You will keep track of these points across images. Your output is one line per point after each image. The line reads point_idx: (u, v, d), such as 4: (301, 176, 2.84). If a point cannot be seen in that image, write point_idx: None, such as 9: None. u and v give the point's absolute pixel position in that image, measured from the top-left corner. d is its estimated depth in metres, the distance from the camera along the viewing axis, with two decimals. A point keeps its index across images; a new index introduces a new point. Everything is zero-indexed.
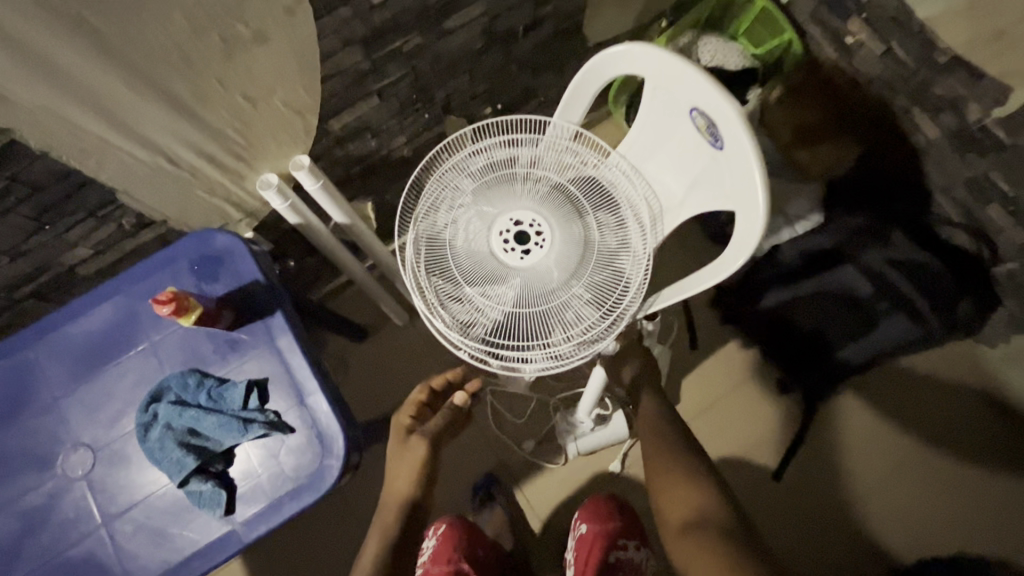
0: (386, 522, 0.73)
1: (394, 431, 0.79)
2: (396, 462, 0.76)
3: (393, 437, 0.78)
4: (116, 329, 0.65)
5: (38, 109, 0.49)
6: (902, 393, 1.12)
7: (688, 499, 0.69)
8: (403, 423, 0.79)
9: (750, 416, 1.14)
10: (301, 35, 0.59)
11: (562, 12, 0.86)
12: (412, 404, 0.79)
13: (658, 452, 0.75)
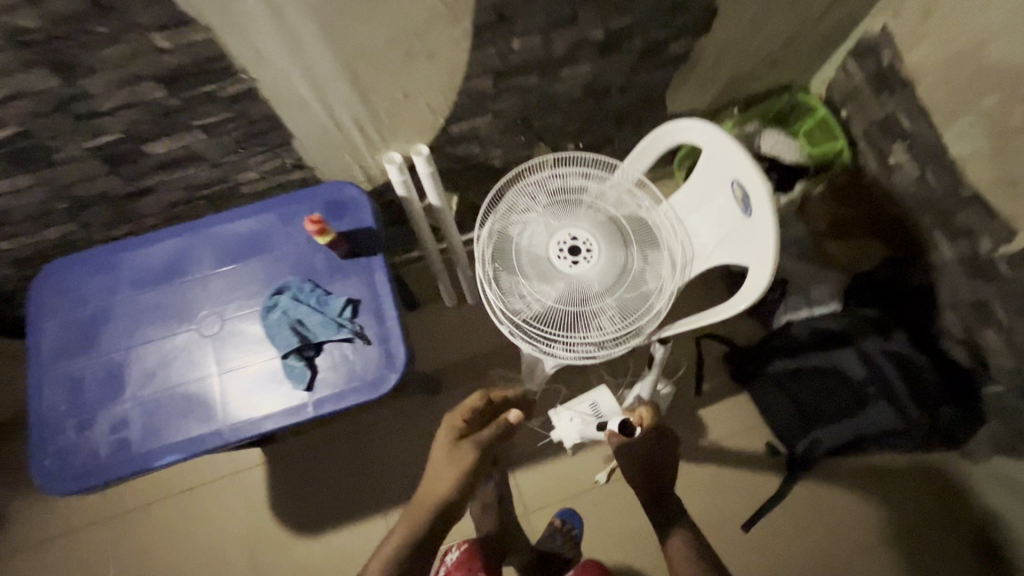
0: (404, 531, 0.78)
1: (442, 435, 0.88)
2: (435, 469, 0.83)
3: (440, 440, 0.87)
4: (261, 238, 0.85)
5: (276, 72, 0.70)
6: (871, 495, 1.24)
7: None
8: (455, 426, 0.88)
9: (725, 482, 1.26)
10: (458, 60, 0.80)
11: (651, 84, 1.05)
12: (466, 409, 0.91)
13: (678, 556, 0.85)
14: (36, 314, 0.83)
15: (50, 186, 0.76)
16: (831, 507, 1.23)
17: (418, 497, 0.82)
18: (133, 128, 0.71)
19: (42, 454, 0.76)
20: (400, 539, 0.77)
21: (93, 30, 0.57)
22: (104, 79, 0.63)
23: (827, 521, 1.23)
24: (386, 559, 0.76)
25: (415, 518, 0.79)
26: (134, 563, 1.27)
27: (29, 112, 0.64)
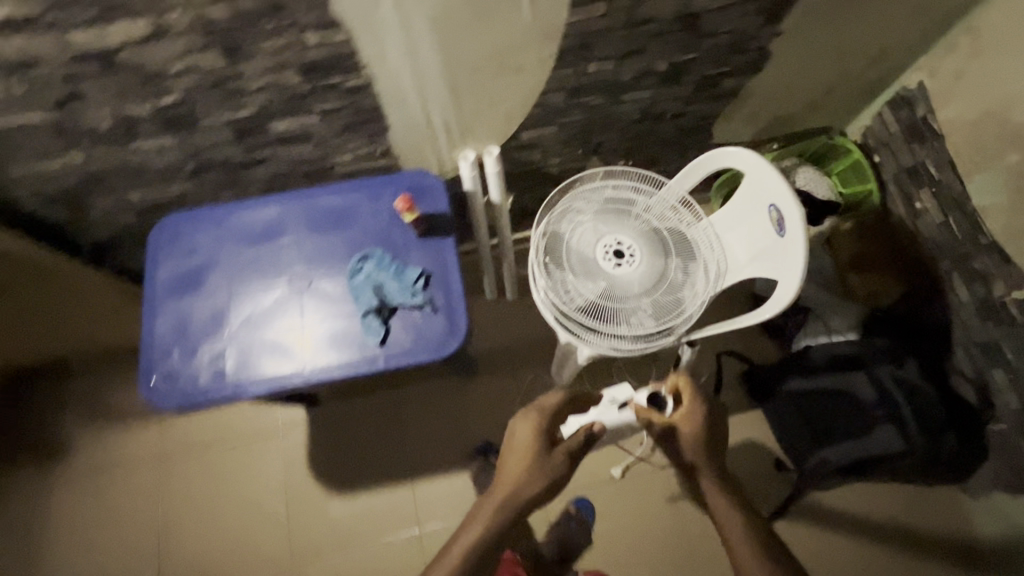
0: (489, 520, 0.85)
1: (527, 437, 0.90)
2: (522, 468, 0.87)
3: (522, 440, 0.89)
4: (349, 213, 0.98)
5: (392, 72, 0.83)
6: (873, 518, 1.31)
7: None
8: (538, 429, 0.90)
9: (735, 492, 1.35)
10: (540, 76, 0.92)
11: (701, 114, 1.16)
12: (547, 412, 0.92)
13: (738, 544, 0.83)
14: (153, 257, 0.96)
15: (185, 149, 0.89)
16: (827, 531, 1.31)
17: (500, 490, 0.87)
18: (265, 107, 0.84)
19: (150, 376, 0.88)
20: (487, 527, 0.85)
21: (263, 25, 0.70)
22: (257, 64, 0.76)
23: (824, 542, 1.30)
24: (471, 542, 0.84)
25: (503, 507, 0.86)
26: (179, 501, 1.38)
27: (192, 85, 0.77)
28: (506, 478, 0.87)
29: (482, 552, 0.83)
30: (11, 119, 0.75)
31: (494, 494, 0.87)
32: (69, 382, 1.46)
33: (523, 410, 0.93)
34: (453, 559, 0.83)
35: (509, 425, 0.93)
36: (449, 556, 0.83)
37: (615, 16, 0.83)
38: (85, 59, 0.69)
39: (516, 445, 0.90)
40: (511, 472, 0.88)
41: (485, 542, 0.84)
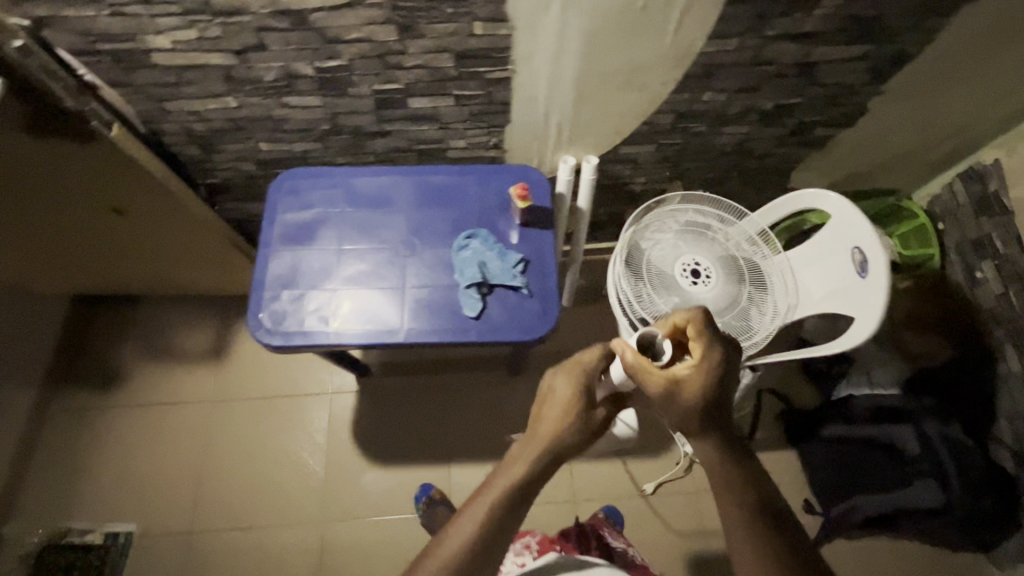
0: (522, 477, 0.67)
1: (569, 388, 0.75)
2: (562, 420, 0.72)
3: (566, 390, 0.75)
4: (457, 193, 1.05)
5: (531, 71, 0.91)
6: None
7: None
8: (583, 380, 0.76)
9: None
10: (658, 97, 1.00)
11: (785, 157, 1.23)
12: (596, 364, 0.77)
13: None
14: (270, 205, 1.02)
15: (326, 111, 0.96)
16: None
17: (535, 443, 0.71)
18: (411, 84, 0.91)
19: (256, 311, 0.94)
20: (520, 485, 0.67)
21: (443, 9, 0.77)
22: (423, 44, 0.83)
23: None
24: (499, 502, 0.65)
25: (543, 461, 0.69)
26: (222, 446, 1.41)
27: (359, 53, 0.84)
28: (543, 431, 0.72)
29: (511, 518, 0.65)
30: (194, 58, 0.83)
31: (528, 446, 0.70)
32: (135, 315, 1.52)
33: (561, 364, 0.78)
34: (475, 522, 0.63)
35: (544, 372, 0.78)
36: (473, 517, 0.64)
37: (743, 52, 0.90)
38: (282, 15, 0.76)
39: (556, 396, 0.75)
40: (549, 424, 0.72)
41: (516, 505, 0.66)
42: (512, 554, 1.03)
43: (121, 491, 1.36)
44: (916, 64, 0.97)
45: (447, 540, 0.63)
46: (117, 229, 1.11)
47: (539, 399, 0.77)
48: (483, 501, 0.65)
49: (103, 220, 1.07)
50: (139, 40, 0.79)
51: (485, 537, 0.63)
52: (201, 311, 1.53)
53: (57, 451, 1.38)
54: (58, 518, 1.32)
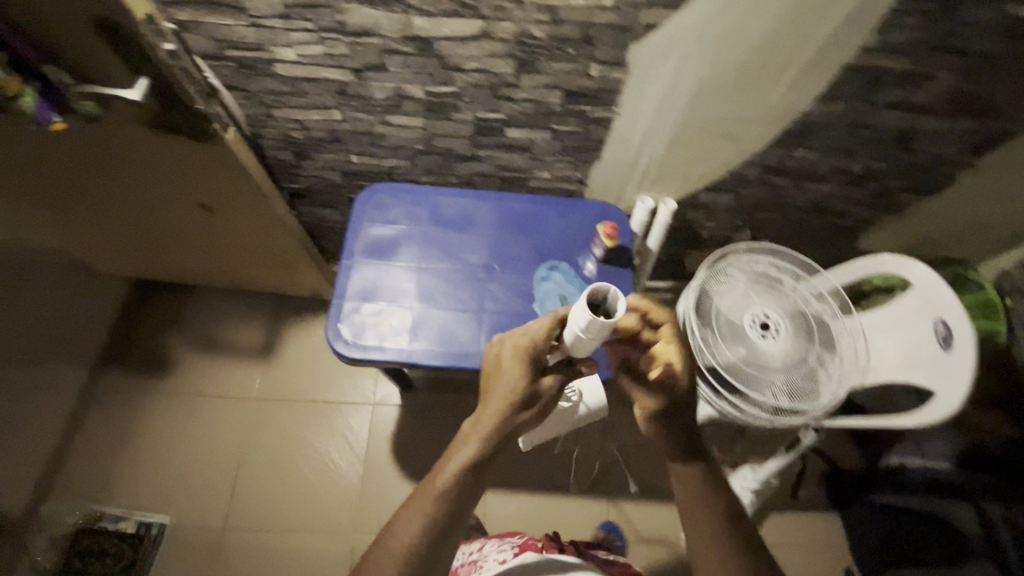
0: (467, 462, 0.68)
1: (517, 361, 0.74)
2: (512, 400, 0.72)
3: (514, 364, 0.73)
4: (539, 223, 1.05)
5: (634, 114, 0.92)
6: None
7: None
8: (529, 354, 0.74)
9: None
10: (750, 150, 1.00)
11: (859, 219, 1.23)
12: (542, 337, 0.75)
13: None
14: (356, 216, 1.03)
15: (424, 132, 0.98)
16: None
17: (483, 427, 0.70)
18: (514, 115, 0.93)
19: (336, 321, 0.94)
20: (465, 470, 0.67)
21: (566, 48, 0.79)
22: (537, 79, 0.85)
23: None
24: (445, 491, 0.65)
25: (491, 440, 0.69)
26: (260, 446, 1.41)
27: (472, 82, 0.86)
28: (489, 410, 0.71)
29: (458, 507, 0.65)
30: (314, 71, 0.85)
31: (475, 428, 0.70)
32: (188, 304, 1.53)
33: (509, 332, 0.77)
34: (422, 516, 0.64)
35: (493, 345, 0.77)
36: (420, 511, 0.64)
37: (846, 116, 0.91)
38: (410, 40, 0.78)
39: (502, 372, 0.74)
40: (495, 405, 0.71)
41: (464, 491, 0.66)
42: (494, 547, 0.97)
43: (158, 481, 1.36)
44: (1015, 145, 0.97)
45: (393, 536, 0.63)
46: (199, 223, 1.12)
47: (487, 371, 0.76)
48: (431, 492, 0.65)
49: (189, 215, 1.08)
50: (268, 50, 0.81)
51: (433, 532, 0.63)
52: (253, 307, 1.54)
53: (99, 432, 1.38)
54: (95, 501, 1.32)
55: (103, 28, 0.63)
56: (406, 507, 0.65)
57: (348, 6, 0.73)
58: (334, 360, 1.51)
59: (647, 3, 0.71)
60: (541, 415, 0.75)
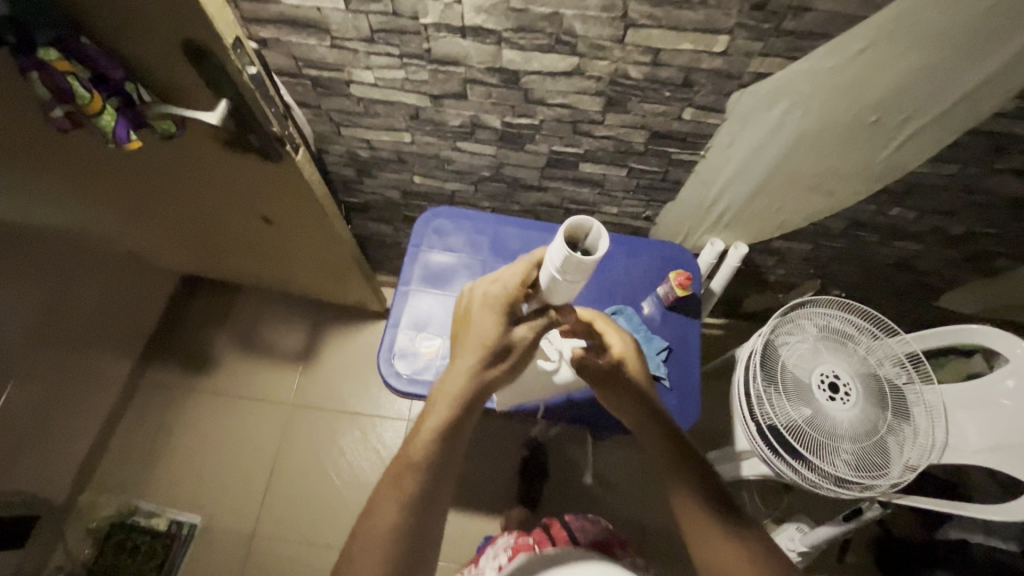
0: (442, 429, 0.64)
1: (485, 312, 0.67)
2: (486, 355, 0.66)
3: (486, 315, 0.67)
4: (604, 260, 1.00)
5: (720, 159, 0.86)
6: None
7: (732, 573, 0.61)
8: (501, 304, 0.67)
9: None
10: (841, 203, 0.93)
11: (944, 277, 1.14)
12: (518, 285, 0.66)
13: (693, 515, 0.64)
14: (414, 242, 1.00)
15: (494, 160, 0.94)
16: None
17: (455, 389, 0.65)
18: (593, 151, 0.88)
19: (389, 354, 0.92)
20: (442, 437, 0.63)
21: (662, 91, 0.73)
22: (623, 118, 0.80)
23: None
24: (423, 465, 0.62)
25: (460, 402, 0.65)
26: (294, 453, 1.40)
27: (555, 117, 0.81)
28: (458, 370, 0.66)
29: (437, 477, 0.62)
30: (390, 95, 0.81)
31: (448, 390, 0.65)
32: (233, 301, 1.52)
33: (482, 279, 0.70)
34: (401, 496, 0.60)
35: (465, 296, 0.71)
36: (399, 489, 0.60)
37: (957, 179, 0.83)
38: (497, 72, 0.74)
39: (472, 324, 0.68)
40: (467, 362, 0.66)
41: (442, 458, 0.63)
42: (489, 556, 0.84)
43: (193, 479, 1.36)
44: None
45: (374, 524, 0.59)
46: (257, 233, 1.10)
47: (458, 324, 0.70)
48: (412, 468, 0.62)
49: (249, 224, 1.06)
50: (346, 72, 0.78)
51: (415, 509, 0.60)
52: (296, 310, 1.52)
53: (141, 425, 1.40)
54: (132, 495, 1.33)
55: (189, 51, 0.60)
56: (385, 484, 0.61)
57: (437, 35, 0.69)
58: (371, 372, 1.49)
59: (761, 52, 0.65)
60: (518, 368, 0.69)
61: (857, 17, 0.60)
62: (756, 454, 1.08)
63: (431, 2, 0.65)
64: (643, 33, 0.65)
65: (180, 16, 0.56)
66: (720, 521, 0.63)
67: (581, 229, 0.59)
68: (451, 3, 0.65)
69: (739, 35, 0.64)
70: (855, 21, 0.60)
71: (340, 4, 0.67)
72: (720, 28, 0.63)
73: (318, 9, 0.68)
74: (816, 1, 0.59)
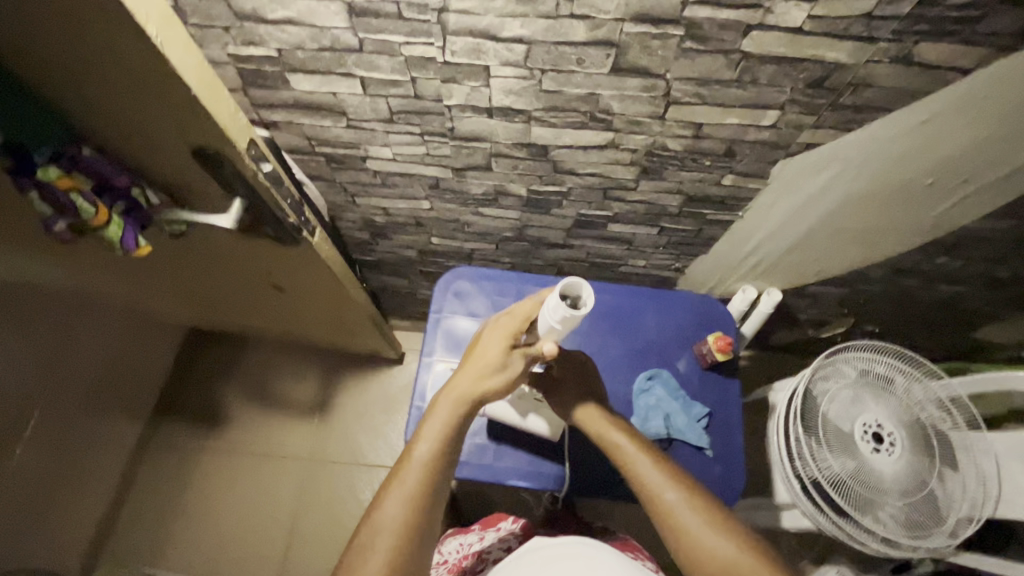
0: (445, 432, 0.61)
1: (491, 333, 0.67)
2: (489, 367, 0.65)
3: (492, 334, 0.67)
4: (635, 317, 0.94)
5: (759, 216, 0.81)
6: None
7: (715, 555, 0.58)
8: (507, 330, 0.67)
9: None
10: (884, 253, 0.88)
11: (985, 314, 1.09)
12: (525, 318, 0.67)
13: (662, 497, 0.63)
14: (435, 308, 0.95)
15: (518, 223, 0.89)
16: None
17: (456, 393, 0.63)
18: (623, 214, 0.84)
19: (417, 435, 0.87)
20: (445, 439, 0.61)
21: (702, 160, 0.69)
22: (658, 184, 0.75)
23: None
24: (427, 464, 0.59)
25: (462, 411, 0.63)
26: (313, 511, 1.35)
27: (585, 184, 0.76)
28: (463, 379, 0.64)
29: (439, 478, 0.59)
30: (409, 168, 0.77)
31: (450, 393, 0.64)
32: (242, 353, 1.46)
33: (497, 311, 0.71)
34: (404, 495, 0.57)
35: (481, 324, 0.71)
36: (402, 487, 0.58)
37: (1013, 231, 0.79)
38: (525, 146, 0.69)
39: (479, 344, 0.67)
40: (470, 375, 0.64)
41: (445, 461, 0.61)
42: (497, 537, 0.81)
43: (212, 543, 1.32)
44: None
45: (376, 524, 0.56)
46: (269, 298, 1.05)
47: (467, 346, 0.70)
48: (415, 467, 0.59)
49: (261, 291, 1.01)
50: (362, 149, 0.73)
51: (418, 509, 0.57)
52: (309, 359, 1.46)
53: (156, 488, 1.35)
54: (146, 563, 1.29)
55: (201, 155, 0.55)
56: (387, 484, 0.59)
57: (462, 114, 0.65)
58: (388, 421, 1.43)
59: (813, 124, 0.61)
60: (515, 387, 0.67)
61: (922, 92, 0.55)
62: (799, 508, 1.03)
63: (457, 86, 0.60)
64: (687, 109, 0.60)
65: (190, 125, 0.51)
66: (690, 502, 0.63)
67: (578, 291, 0.64)
68: (478, 86, 0.60)
69: (791, 110, 0.59)
70: (919, 96, 0.56)
71: (358, 89, 0.62)
72: (771, 103, 0.58)
73: (333, 94, 0.63)
74: (878, 78, 0.54)
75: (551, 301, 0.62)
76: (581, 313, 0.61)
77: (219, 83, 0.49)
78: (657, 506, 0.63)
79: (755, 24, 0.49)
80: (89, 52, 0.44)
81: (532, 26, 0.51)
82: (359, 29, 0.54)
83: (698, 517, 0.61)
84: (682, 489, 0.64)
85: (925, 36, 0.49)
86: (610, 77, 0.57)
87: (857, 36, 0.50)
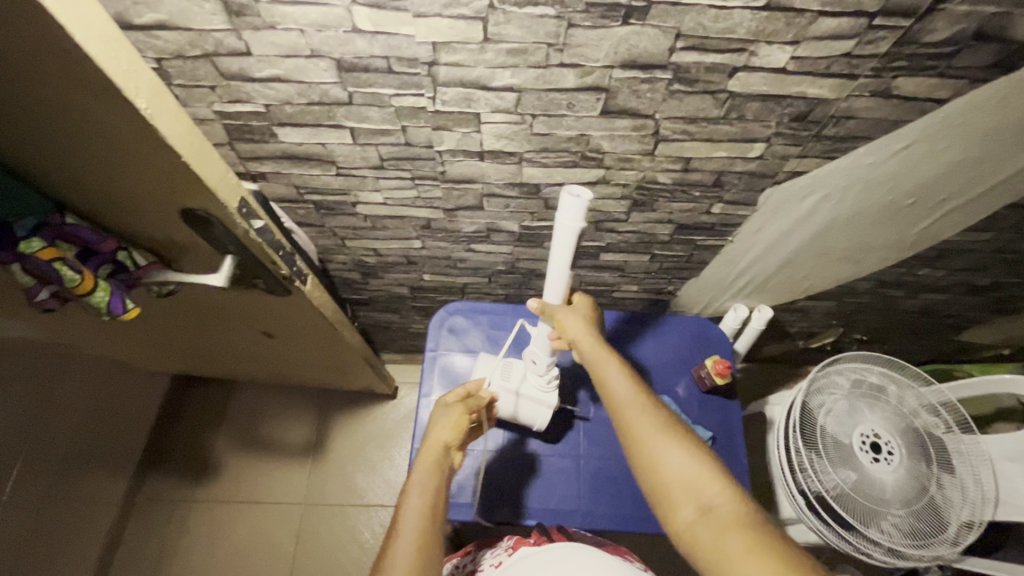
0: (437, 470, 0.61)
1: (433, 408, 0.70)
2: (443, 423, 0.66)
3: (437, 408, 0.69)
4: (632, 344, 0.94)
5: (748, 241, 0.82)
6: None
7: (676, 471, 0.53)
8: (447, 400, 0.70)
9: None
10: (870, 269, 0.90)
11: (964, 318, 1.12)
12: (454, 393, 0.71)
13: (628, 406, 0.58)
14: (430, 345, 0.93)
15: (510, 257, 0.89)
16: None
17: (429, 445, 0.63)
18: (615, 244, 0.84)
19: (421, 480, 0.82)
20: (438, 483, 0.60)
21: (692, 190, 0.70)
22: (648, 215, 0.76)
23: None
24: (428, 495, 0.58)
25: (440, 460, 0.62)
26: (312, 556, 1.26)
27: None
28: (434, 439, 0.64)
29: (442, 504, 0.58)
30: (399, 211, 0.76)
31: (428, 454, 0.63)
32: (230, 397, 1.41)
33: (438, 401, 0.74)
34: (414, 520, 0.56)
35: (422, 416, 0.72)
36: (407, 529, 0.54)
37: (990, 242, 0.81)
38: (516, 186, 0.69)
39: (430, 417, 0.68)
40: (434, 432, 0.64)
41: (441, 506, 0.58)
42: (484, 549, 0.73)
43: None
44: None
45: (393, 547, 0.53)
46: (257, 345, 1.02)
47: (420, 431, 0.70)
48: (414, 500, 0.58)
49: (249, 338, 0.98)
50: (352, 195, 0.72)
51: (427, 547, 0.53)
52: (301, 399, 1.41)
53: (141, 551, 1.25)
54: None
55: (188, 217, 0.54)
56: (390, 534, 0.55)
57: (453, 158, 0.64)
58: (383, 455, 1.38)
59: (798, 154, 0.62)
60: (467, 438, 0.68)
61: (901, 122, 0.57)
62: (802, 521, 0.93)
63: (448, 132, 0.60)
64: (675, 145, 0.61)
65: (180, 188, 0.49)
66: (656, 413, 0.57)
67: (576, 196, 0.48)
68: (469, 132, 0.60)
69: (777, 142, 0.60)
70: (899, 125, 0.58)
71: (347, 139, 0.61)
72: (757, 137, 0.60)
73: (322, 145, 0.63)
74: (860, 110, 0.56)
75: (566, 224, 0.48)
76: (583, 198, 0.46)
77: (207, 142, 0.48)
78: (618, 412, 0.58)
79: (740, 66, 0.50)
80: (77, 125, 0.42)
81: (523, 74, 0.52)
82: (349, 84, 0.53)
83: (661, 428, 0.56)
84: (649, 400, 0.58)
85: (902, 71, 0.51)
86: (599, 119, 0.57)
87: (838, 74, 0.51)
